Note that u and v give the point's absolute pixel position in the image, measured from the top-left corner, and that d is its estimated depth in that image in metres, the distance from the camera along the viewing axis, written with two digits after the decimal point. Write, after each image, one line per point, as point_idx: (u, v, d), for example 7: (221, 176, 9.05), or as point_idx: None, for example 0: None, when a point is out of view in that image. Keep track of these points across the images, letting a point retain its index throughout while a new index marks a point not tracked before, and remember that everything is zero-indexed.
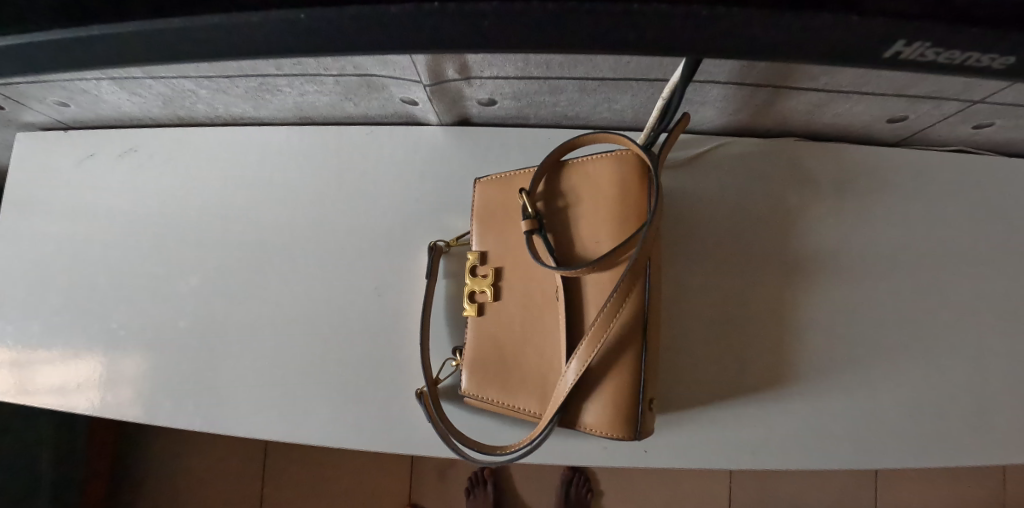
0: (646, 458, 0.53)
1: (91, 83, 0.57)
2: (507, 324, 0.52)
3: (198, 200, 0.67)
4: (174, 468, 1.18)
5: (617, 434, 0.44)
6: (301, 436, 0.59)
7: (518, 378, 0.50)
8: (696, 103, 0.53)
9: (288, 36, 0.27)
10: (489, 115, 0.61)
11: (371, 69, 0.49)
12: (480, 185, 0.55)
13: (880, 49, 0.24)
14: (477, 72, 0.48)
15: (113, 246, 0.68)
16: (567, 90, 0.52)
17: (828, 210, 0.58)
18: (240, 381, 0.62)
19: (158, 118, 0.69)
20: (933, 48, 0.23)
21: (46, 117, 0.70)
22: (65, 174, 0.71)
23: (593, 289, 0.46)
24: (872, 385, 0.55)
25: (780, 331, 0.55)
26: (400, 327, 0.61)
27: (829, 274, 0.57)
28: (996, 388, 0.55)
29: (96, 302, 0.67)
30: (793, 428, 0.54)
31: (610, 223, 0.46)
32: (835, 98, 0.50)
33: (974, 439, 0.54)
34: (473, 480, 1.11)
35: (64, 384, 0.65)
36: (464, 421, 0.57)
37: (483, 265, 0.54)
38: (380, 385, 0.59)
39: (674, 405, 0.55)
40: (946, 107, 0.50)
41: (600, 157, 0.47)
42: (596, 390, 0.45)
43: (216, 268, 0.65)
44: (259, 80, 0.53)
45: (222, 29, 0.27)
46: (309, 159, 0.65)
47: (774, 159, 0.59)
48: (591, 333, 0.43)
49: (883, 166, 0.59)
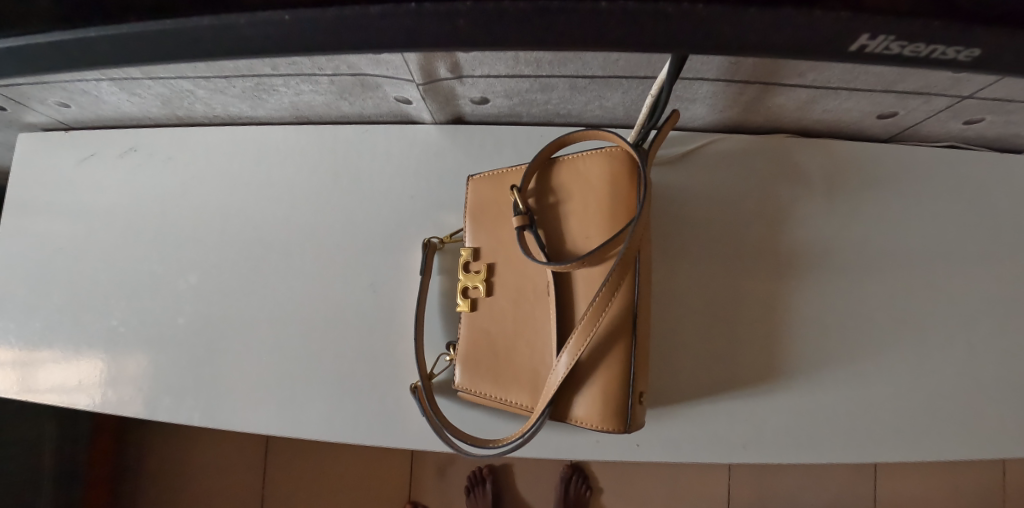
0: (637, 451, 0.54)
1: (91, 84, 0.58)
2: (500, 319, 0.52)
3: (197, 199, 0.68)
4: (174, 465, 1.19)
5: (607, 427, 0.45)
6: (298, 429, 0.60)
7: (510, 372, 0.51)
8: (686, 100, 0.53)
9: (274, 38, 0.28)
10: (482, 113, 0.61)
11: (365, 68, 0.50)
12: (474, 182, 0.56)
13: (846, 42, 0.24)
14: (468, 70, 0.48)
15: (113, 246, 0.69)
16: (558, 88, 0.52)
17: (818, 206, 0.58)
18: (240, 379, 0.63)
19: (157, 119, 0.70)
20: (898, 41, 0.24)
21: (47, 117, 0.71)
22: (66, 175, 0.72)
23: (583, 284, 0.46)
24: (863, 380, 0.55)
25: (770, 323, 0.56)
26: (395, 323, 0.62)
27: (818, 269, 0.57)
28: (987, 383, 0.55)
29: (97, 301, 0.68)
30: (783, 422, 0.54)
31: (600, 219, 0.47)
32: (824, 94, 0.50)
33: (962, 434, 0.54)
34: (473, 479, 1.11)
35: (67, 381, 0.66)
36: (458, 416, 0.58)
37: (476, 261, 0.55)
38: (375, 381, 0.60)
39: (667, 398, 0.55)
40: (936, 103, 0.50)
41: (590, 154, 0.48)
42: (586, 384, 0.46)
43: (215, 266, 0.66)
44: (255, 80, 0.54)
45: (211, 31, 0.28)
46: (306, 158, 0.66)
47: (765, 155, 0.59)
48: (581, 328, 0.43)
49: (874, 161, 0.59)
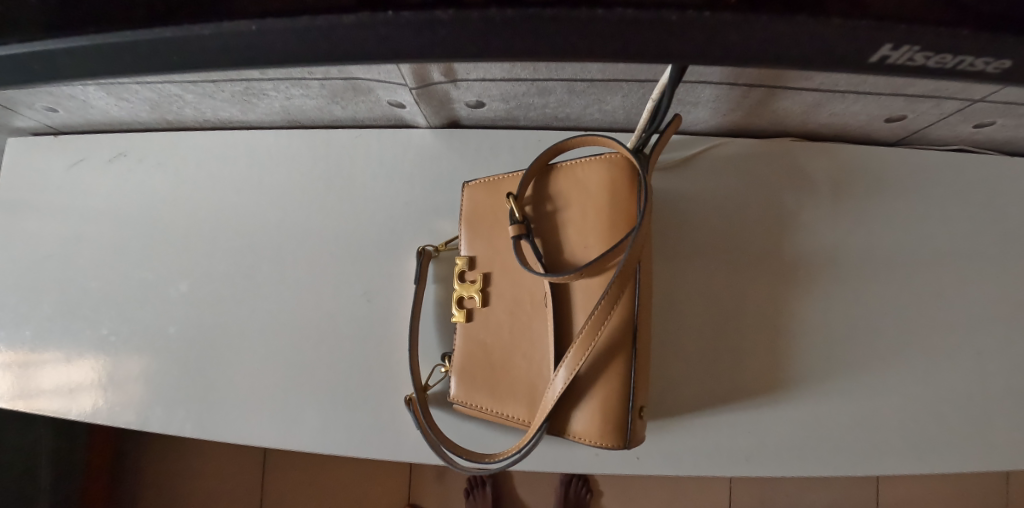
0: (637, 464, 0.53)
1: (77, 88, 0.57)
2: (496, 330, 0.51)
3: (189, 203, 0.67)
4: (172, 468, 1.18)
5: (607, 443, 0.43)
6: (290, 441, 0.59)
7: (507, 384, 0.49)
8: (688, 103, 0.52)
9: (245, 49, 0.26)
10: (478, 117, 0.60)
11: (356, 72, 0.48)
12: (469, 189, 0.55)
13: (867, 53, 0.23)
14: (462, 74, 0.47)
15: (103, 252, 0.68)
16: (556, 92, 0.51)
17: (824, 212, 0.57)
18: (232, 387, 0.61)
19: (147, 124, 0.69)
20: (923, 52, 0.22)
21: (35, 123, 0.69)
22: (55, 180, 0.70)
23: (581, 295, 0.45)
24: (870, 391, 0.54)
25: (773, 333, 0.55)
26: (389, 331, 0.60)
27: (824, 278, 0.56)
28: (997, 394, 0.54)
29: (88, 308, 0.67)
30: (787, 434, 0.53)
31: (599, 228, 0.45)
32: (831, 98, 0.48)
33: (972, 446, 0.53)
34: (473, 480, 1.10)
35: (58, 389, 0.65)
36: (454, 428, 0.56)
37: (471, 270, 0.53)
38: (368, 391, 0.59)
39: (668, 410, 0.54)
40: (946, 107, 0.48)
41: (589, 161, 0.46)
42: (585, 398, 0.44)
43: (205, 273, 0.65)
44: (244, 84, 0.53)
45: (176, 42, 0.26)
46: (298, 162, 0.64)
47: (769, 160, 0.58)
48: (580, 341, 0.42)
49: (881, 166, 0.58)
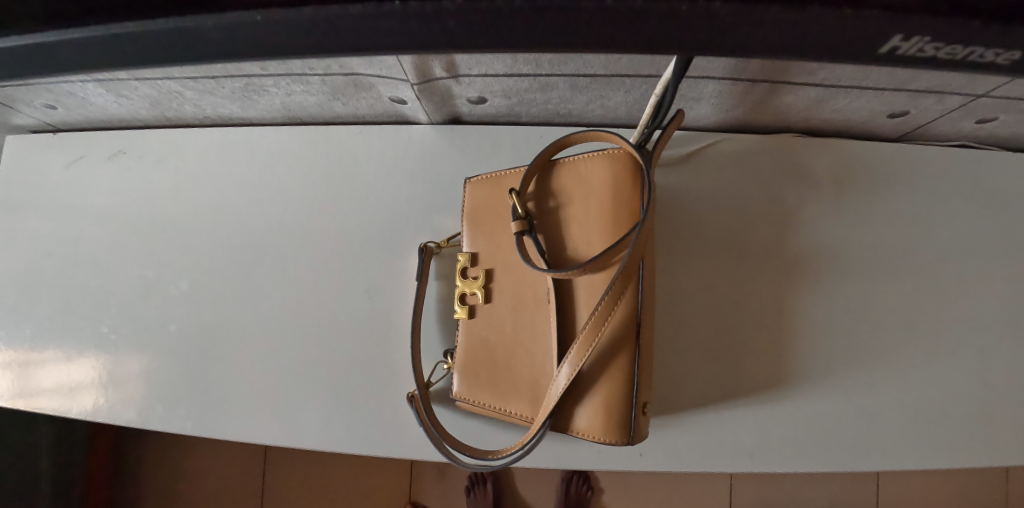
0: (639, 461, 0.53)
1: (77, 85, 0.56)
2: (499, 326, 0.51)
3: (189, 200, 0.66)
4: (173, 468, 1.18)
5: (611, 439, 0.43)
6: (291, 438, 0.59)
7: (510, 381, 0.49)
8: (690, 99, 0.52)
9: (248, 40, 0.26)
10: (480, 113, 0.59)
11: (357, 68, 0.48)
12: (471, 185, 0.54)
13: (877, 44, 0.23)
14: (465, 70, 0.46)
15: (103, 251, 0.68)
16: (558, 87, 0.50)
17: (827, 208, 0.57)
18: (234, 386, 0.61)
19: (146, 121, 0.68)
20: (933, 43, 0.22)
21: (34, 120, 0.69)
22: (55, 178, 0.70)
23: (584, 291, 0.45)
24: (872, 387, 0.54)
25: (776, 329, 0.55)
26: (391, 328, 0.60)
27: (826, 274, 0.56)
28: (999, 390, 0.54)
29: (88, 307, 0.67)
30: (790, 430, 0.53)
31: (602, 224, 0.45)
32: (834, 93, 0.48)
33: (973, 442, 0.53)
34: (473, 479, 1.10)
35: (59, 388, 0.64)
36: (456, 425, 0.56)
37: (474, 266, 0.53)
38: (370, 388, 0.59)
39: (670, 407, 0.54)
40: (949, 102, 0.48)
41: (592, 157, 0.46)
42: (588, 394, 0.44)
43: (206, 271, 0.65)
44: (245, 80, 0.52)
45: (179, 34, 0.26)
46: (299, 159, 0.64)
47: (772, 156, 0.57)
48: (583, 338, 0.42)
49: (884, 161, 0.57)
